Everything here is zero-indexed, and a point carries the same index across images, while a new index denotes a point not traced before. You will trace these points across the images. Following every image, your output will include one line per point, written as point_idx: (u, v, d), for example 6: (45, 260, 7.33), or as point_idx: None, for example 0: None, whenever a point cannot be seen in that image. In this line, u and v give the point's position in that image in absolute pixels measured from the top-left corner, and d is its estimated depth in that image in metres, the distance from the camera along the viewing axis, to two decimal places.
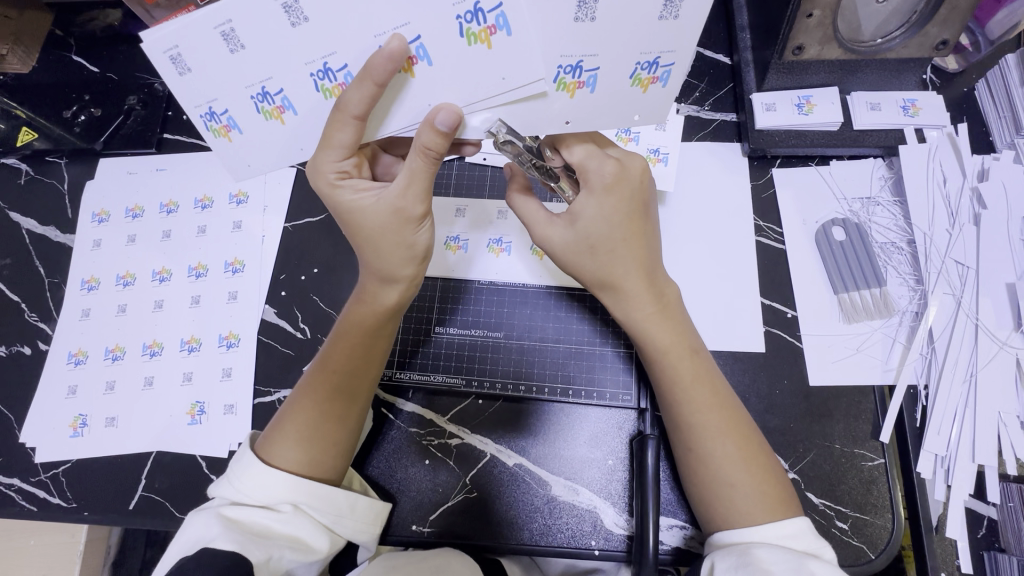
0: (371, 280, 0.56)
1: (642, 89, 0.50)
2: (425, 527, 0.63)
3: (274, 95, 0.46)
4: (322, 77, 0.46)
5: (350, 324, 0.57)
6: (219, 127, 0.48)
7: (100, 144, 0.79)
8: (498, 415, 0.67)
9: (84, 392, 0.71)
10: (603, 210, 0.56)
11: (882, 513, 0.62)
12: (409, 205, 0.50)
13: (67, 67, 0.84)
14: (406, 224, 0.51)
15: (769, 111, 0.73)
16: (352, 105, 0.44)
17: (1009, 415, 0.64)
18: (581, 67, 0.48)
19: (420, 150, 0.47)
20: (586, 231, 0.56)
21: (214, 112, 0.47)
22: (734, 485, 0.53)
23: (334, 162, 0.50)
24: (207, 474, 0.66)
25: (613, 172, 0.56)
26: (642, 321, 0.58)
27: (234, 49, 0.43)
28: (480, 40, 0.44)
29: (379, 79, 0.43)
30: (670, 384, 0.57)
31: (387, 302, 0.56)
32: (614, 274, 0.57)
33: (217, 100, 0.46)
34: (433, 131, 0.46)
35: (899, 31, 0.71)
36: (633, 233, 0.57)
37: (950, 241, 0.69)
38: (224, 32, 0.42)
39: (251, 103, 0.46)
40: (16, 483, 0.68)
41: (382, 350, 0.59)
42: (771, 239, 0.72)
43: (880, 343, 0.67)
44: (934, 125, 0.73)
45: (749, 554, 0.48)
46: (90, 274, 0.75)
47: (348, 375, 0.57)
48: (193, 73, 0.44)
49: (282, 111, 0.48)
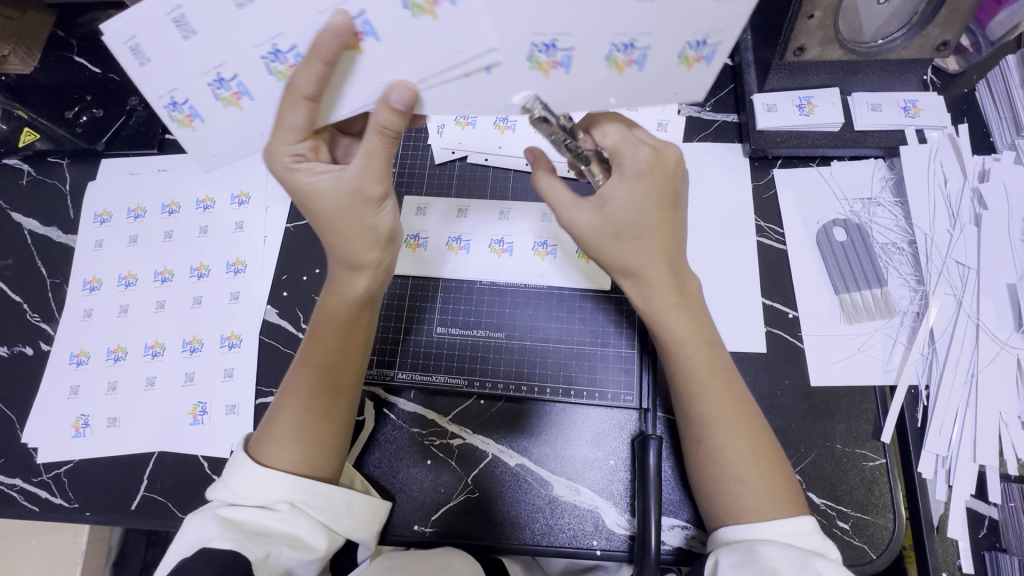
0: (337, 268, 0.56)
1: (618, 72, 0.49)
2: (426, 527, 0.64)
3: (229, 81, 0.46)
4: (272, 60, 0.45)
5: (322, 314, 0.57)
6: (182, 117, 0.48)
7: (102, 144, 0.79)
8: (500, 415, 0.67)
9: (86, 392, 0.71)
10: (633, 195, 0.54)
11: (883, 513, 0.62)
12: (367, 185, 0.50)
13: (69, 68, 0.84)
14: (365, 206, 0.51)
15: (769, 111, 0.73)
16: (301, 86, 0.44)
17: (1009, 415, 0.64)
18: (554, 46, 0.46)
19: (376, 129, 0.47)
20: (613, 215, 0.55)
21: (177, 102, 0.47)
22: (743, 481, 0.53)
23: (289, 145, 0.49)
24: (209, 474, 0.67)
25: (647, 159, 0.55)
26: (662, 309, 0.57)
27: (186, 36, 0.42)
28: (425, 12, 0.42)
29: (327, 58, 0.43)
30: (686, 376, 0.57)
31: (357, 289, 0.56)
32: (636, 263, 0.56)
33: (226, 65, 0.44)
34: (388, 109, 0.46)
35: (900, 32, 0.71)
36: (661, 221, 0.55)
37: (951, 242, 0.69)
38: None
39: (209, 91, 0.46)
40: (18, 484, 0.68)
41: (363, 343, 0.59)
42: (772, 239, 0.72)
43: (881, 344, 0.67)
44: (935, 125, 0.73)
45: (755, 552, 0.48)
46: (91, 275, 0.76)
47: (324, 367, 0.56)
48: (198, 36, 0.43)
49: (293, 71, 0.46)
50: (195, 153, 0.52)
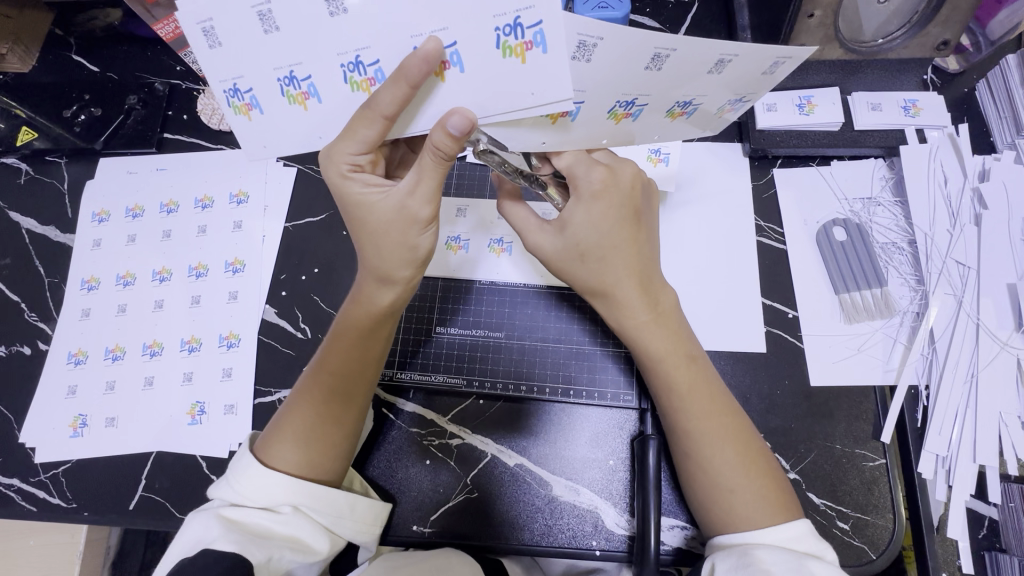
0: (368, 280, 0.56)
1: (671, 119, 0.53)
2: (426, 527, 0.63)
3: (300, 81, 0.45)
4: (351, 69, 0.44)
5: (346, 326, 0.57)
6: (240, 104, 0.47)
7: (100, 143, 0.79)
8: (499, 415, 0.67)
9: (85, 391, 0.71)
10: (591, 216, 0.56)
11: (883, 514, 0.62)
12: (415, 206, 0.50)
13: (67, 67, 0.84)
14: (411, 225, 0.51)
15: (769, 111, 0.73)
16: (382, 104, 0.44)
17: (1009, 415, 0.64)
18: (634, 103, 0.50)
19: (432, 149, 0.46)
20: (575, 237, 0.56)
21: (239, 89, 0.45)
22: (734, 491, 0.53)
23: (350, 155, 0.49)
24: (207, 474, 0.66)
25: (601, 178, 0.56)
26: (637, 327, 0.58)
27: (268, 30, 0.42)
28: (516, 55, 0.42)
29: (413, 81, 0.42)
30: (667, 393, 0.57)
31: (382, 302, 0.55)
32: (604, 283, 0.57)
33: (243, 77, 0.44)
34: (444, 133, 0.45)
35: (901, 31, 0.73)
36: (624, 238, 0.56)
37: (950, 242, 0.69)
38: (260, 13, 0.40)
39: (276, 85, 0.45)
40: (16, 483, 0.68)
41: (382, 353, 0.58)
42: (772, 239, 0.72)
43: (880, 344, 0.67)
44: (934, 125, 0.73)
45: (749, 555, 0.48)
46: (90, 274, 0.75)
47: (348, 379, 0.56)
48: (223, 48, 0.43)
49: (306, 98, 0.46)
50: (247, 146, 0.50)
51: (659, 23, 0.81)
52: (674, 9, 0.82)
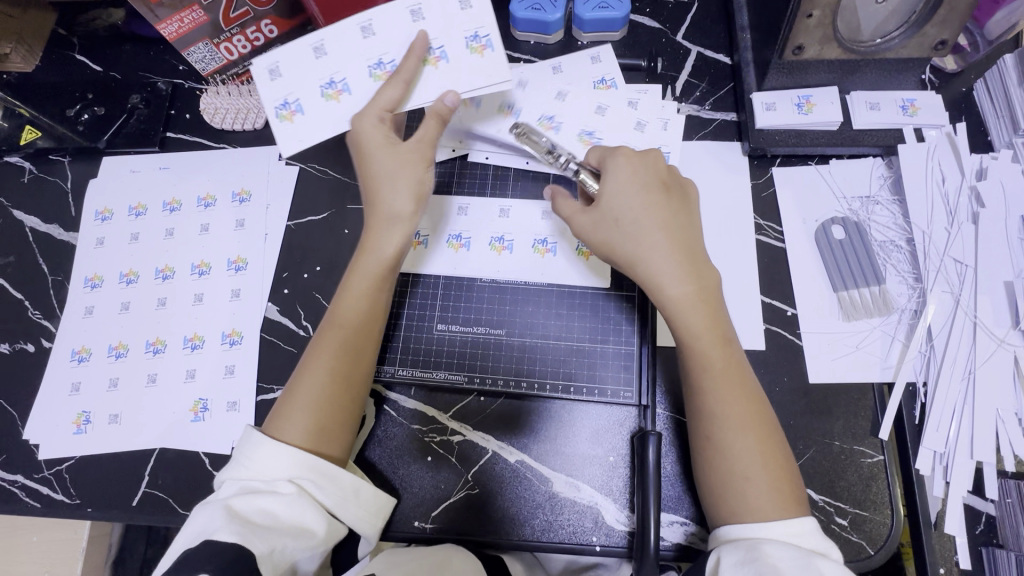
0: (376, 233, 0.60)
1: (484, 62, 0.61)
2: (427, 523, 0.64)
3: (337, 82, 0.60)
4: (375, 67, 0.61)
5: (353, 281, 0.60)
6: (286, 113, 0.60)
7: (104, 142, 0.79)
8: (501, 412, 0.68)
9: (88, 388, 0.71)
10: (620, 180, 0.61)
11: (881, 510, 0.62)
12: (423, 147, 0.60)
13: (71, 67, 0.84)
14: (420, 162, 0.60)
15: (768, 110, 0.74)
16: (408, 70, 0.59)
17: (1007, 412, 0.64)
18: (487, 39, 0.60)
19: (436, 109, 0.59)
20: (610, 202, 0.61)
21: (287, 102, 0.61)
22: (750, 479, 0.54)
23: (373, 114, 0.59)
24: (210, 471, 0.67)
25: (627, 153, 0.63)
26: (676, 299, 0.58)
27: (319, 56, 0.60)
28: (477, 53, 0.60)
29: (416, 56, 0.59)
30: (700, 373, 0.58)
31: (390, 251, 0.59)
32: (641, 248, 0.59)
33: (292, 92, 0.61)
34: (446, 97, 0.59)
35: (898, 31, 0.71)
36: (655, 203, 0.60)
37: (948, 240, 0.69)
38: (315, 47, 0.60)
39: (317, 89, 0.61)
40: (20, 479, 0.68)
41: (387, 310, 0.62)
42: (771, 237, 0.72)
43: (878, 341, 0.67)
44: (933, 125, 0.73)
45: (756, 550, 0.49)
46: (93, 272, 0.76)
47: (361, 331, 0.59)
48: (281, 78, 0.60)
49: (341, 94, 0.61)
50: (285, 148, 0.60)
51: (659, 23, 0.82)
52: (674, 9, 0.82)
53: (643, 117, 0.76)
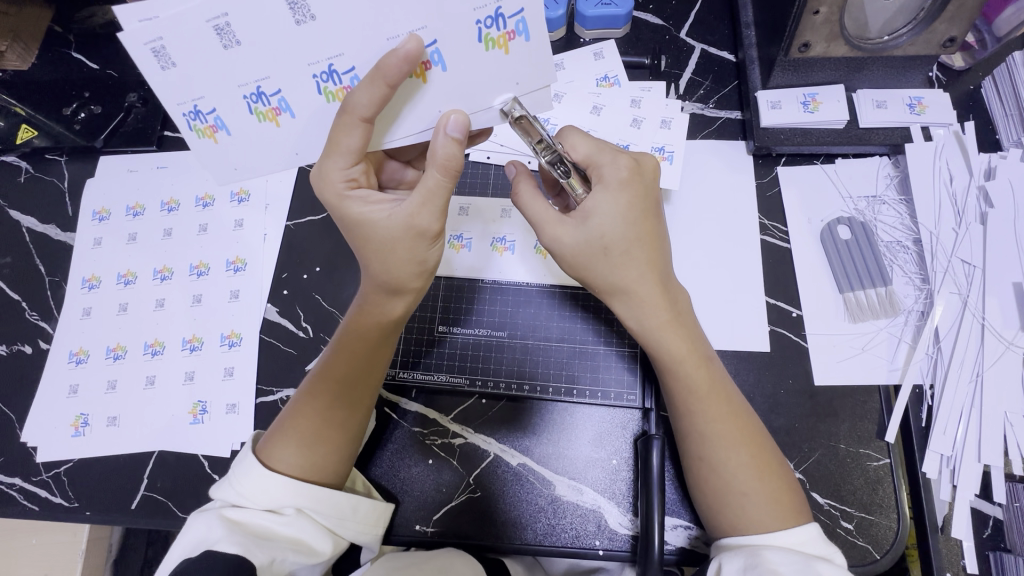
0: (375, 292, 0.55)
1: (503, 50, 0.44)
2: (428, 527, 0.63)
3: (269, 96, 0.45)
4: (325, 79, 0.45)
5: (350, 338, 0.56)
6: (203, 127, 0.47)
7: (100, 141, 0.78)
8: (501, 414, 0.67)
9: (86, 391, 0.70)
10: (619, 206, 0.54)
11: (887, 513, 0.62)
12: (423, 221, 0.49)
13: (67, 64, 0.83)
14: (419, 239, 0.50)
15: (773, 109, 0.73)
16: (359, 107, 0.43)
17: (1015, 415, 0.64)
18: (502, 15, 0.42)
19: (440, 164, 0.47)
20: (601, 229, 0.54)
21: (200, 111, 0.45)
22: (747, 494, 0.53)
23: (342, 170, 0.49)
24: (209, 474, 0.66)
25: (628, 167, 0.55)
26: (656, 328, 0.57)
27: (227, 45, 0.41)
28: (498, 46, 0.44)
29: (392, 81, 0.42)
30: (684, 396, 0.57)
31: (393, 313, 0.55)
32: (628, 280, 0.56)
33: (204, 98, 0.44)
34: (450, 140, 0.46)
35: (907, 28, 0.69)
36: (647, 233, 0.56)
37: (956, 241, 0.68)
38: (218, 27, 0.40)
39: (243, 103, 0.45)
40: (17, 483, 0.68)
41: (383, 362, 0.58)
42: (776, 237, 0.71)
43: (884, 343, 0.67)
44: (940, 123, 0.72)
45: (757, 556, 0.48)
46: (91, 273, 0.75)
47: (351, 391, 0.56)
48: (177, 67, 0.43)
49: (277, 113, 0.46)
50: (212, 166, 0.50)
51: (661, 20, 0.81)
52: (678, 6, 0.81)
53: (642, 114, 0.75)
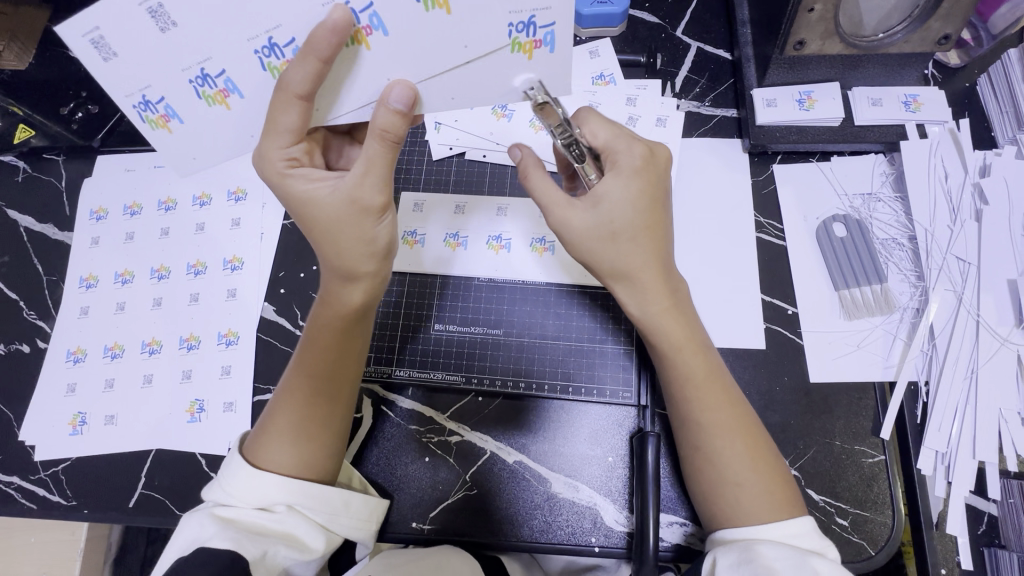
0: (332, 278, 0.55)
1: (445, 9, 0.42)
2: (425, 524, 0.63)
3: (215, 78, 0.45)
4: (267, 54, 0.44)
5: (318, 326, 0.56)
6: (155, 117, 0.47)
7: (98, 140, 0.80)
8: (500, 411, 0.67)
9: (84, 389, 0.71)
10: (630, 192, 0.54)
11: (882, 510, 0.62)
12: (366, 196, 0.49)
13: (61, 63, 0.81)
14: (364, 215, 0.50)
15: (770, 106, 0.72)
16: (295, 83, 0.43)
17: (1010, 411, 0.64)
18: None
19: (378, 133, 0.46)
20: (610, 214, 0.54)
21: (150, 102, 0.46)
22: (741, 485, 0.53)
23: (283, 149, 0.49)
24: (207, 472, 0.67)
25: (642, 155, 0.55)
26: (656, 316, 0.57)
27: (164, 27, 0.41)
28: (524, 51, 0.47)
29: (324, 55, 0.42)
30: (683, 384, 0.57)
31: (353, 301, 0.55)
32: (631, 266, 0.56)
33: (151, 88, 0.45)
34: (389, 111, 0.46)
35: (901, 26, 0.69)
36: (653, 222, 0.56)
37: (951, 237, 0.69)
38: (150, 9, 0.40)
39: (190, 88, 0.45)
40: (16, 481, 0.68)
41: (359, 352, 0.58)
42: (772, 235, 0.72)
43: (880, 340, 0.67)
44: (935, 120, 0.72)
45: (751, 550, 0.48)
46: (89, 272, 0.75)
47: (321, 375, 0.56)
48: (118, 57, 0.42)
49: (226, 95, 0.46)
50: (169, 154, 0.51)
51: (658, 18, 0.81)
52: (674, 4, 0.81)
53: (638, 112, 0.75)
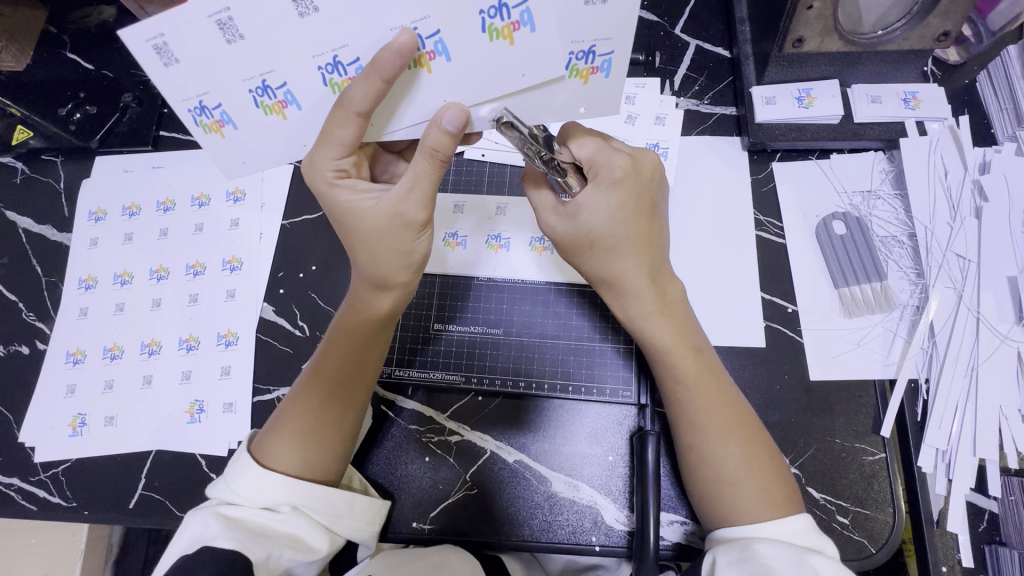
0: (363, 286, 0.55)
1: (508, 41, 0.43)
2: (425, 524, 0.63)
3: (276, 89, 0.44)
4: (330, 71, 0.44)
5: (343, 333, 0.56)
6: (210, 122, 0.46)
7: (96, 141, 0.78)
8: (500, 410, 0.67)
9: (84, 390, 0.71)
10: (608, 205, 0.54)
11: (882, 507, 0.62)
12: (409, 210, 0.49)
13: (61, 65, 0.82)
14: (406, 229, 0.50)
15: (768, 104, 0.72)
16: (355, 102, 0.43)
17: (1009, 408, 0.64)
18: (506, 4, 0.41)
19: (427, 151, 0.46)
20: (589, 225, 0.55)
21: (206, 107, 0.45)
22: (737, 484, 0.53)
23: (332, 160, 0.49)
24: (207, 472, 0.66)
25: (624, 166, 0.54)
26: (644, 320, 0.58)
27: (230, 39, 0.41)
28: (580, 76, 0.47)
29: (386, 77, 0.42)
30: (673, 386, 0.57)
31: (380, 308, 0.55)
32: (613, 272, 0.57)
33: (209, 94, 0.44)
34: (440, 132, 0.45)
35: (900, 22, 0.69)
36: (638, 230, 0.55)
37: (951, 234, 0.68)
38: (219, 21, 0.39)
39: (249, 97, 0.44)
40: (16, 483, 0.68)
41: (377, 357, 0.58)
42: (771, 233, 0.71)
43: (880, 337, 0.67)
44: (935, 117, 0.72)
45: (751, 549, 0.48)
46: (87, 273, 0.75)
47: (344, 383, 0.56)
48: (182, 64, 0.42)
49: (284, 106, 0.46)
50: (220, 160, 0.50)
51: (656, 16, 0.81)
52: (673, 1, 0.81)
53: (637, 111, 0.75)
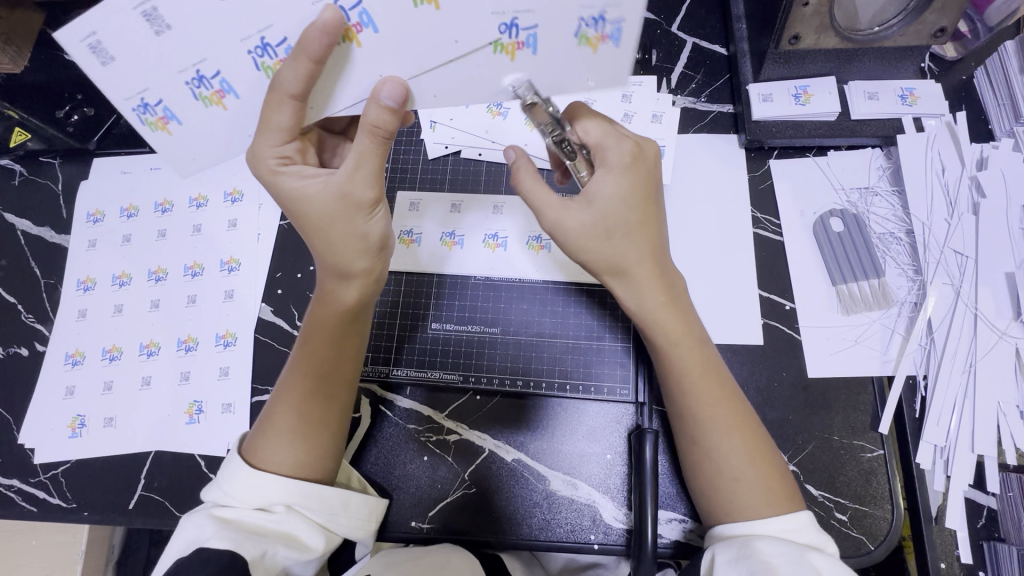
0: (326, 275, 0.55)
1: (435, 6, 0.41)
2: (424, 523, 0.63)
3: (210, 79, 0.44)
4: (260, 54, 0.44)
5: (314, 325, 0.56)
6: (155, 119, 0.46)
7: (93, 143, 0.80)
8: (497, 409, 0.67)
9: (83, 392, 0.71)
10: (621, 190, 0.54)
11: (881, 504, 0.62)
12: (357, 191, 0.49)
13: (55, 64, 0.78)
14: (355, 211, 0.50)
15: (765, 101, 0.72)
16: (289, 84, 0.43)
17: (1008, 405, 0.64)
18: None
19: (368, 128, 0.46)
20: (603, 211, 0.54)
21: (149, 105, 0.45)
22: (739, 480, 0.53)
23: (274, 147, 0.49)
24: (207, 473, 0.67)
25: (631, 151, 0.54)
26: (654, 309, 0.57)
27: (160, 31, 0.40)
28: (507, 52, 0.45)
29: (315, 55, 0.42)
30: (677, 379, 0.57)
31: (348, 299, 0.55)
32: (625, 261, 0.56)
33: (149, 91, 0.44)
34: (380, 107, 0.45)
35: (897, 18, 0.69)
36: (647, 217, 0.55)
37: (949, 231, 0.68)
38: (145, 13, 0.39)
39: (187, 90, 0.44)
40: (16, 484, 0.68)
41: (359, 347, 0.59)
42: (769, 231, 0.71)
43: (878, 334, 0.67)
44: (933, 114, 0.72)
45: (749, 546, 0.48)
46: (86, 275, 0.75)
47: (316, 374, 0.56)
48: (117, 62, 0.42)
49: (222, 96, 0.46)
50: (170, 156, 0.50)
51: (653, 15, 0.80)
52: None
53: (633, 109, 0.75)
